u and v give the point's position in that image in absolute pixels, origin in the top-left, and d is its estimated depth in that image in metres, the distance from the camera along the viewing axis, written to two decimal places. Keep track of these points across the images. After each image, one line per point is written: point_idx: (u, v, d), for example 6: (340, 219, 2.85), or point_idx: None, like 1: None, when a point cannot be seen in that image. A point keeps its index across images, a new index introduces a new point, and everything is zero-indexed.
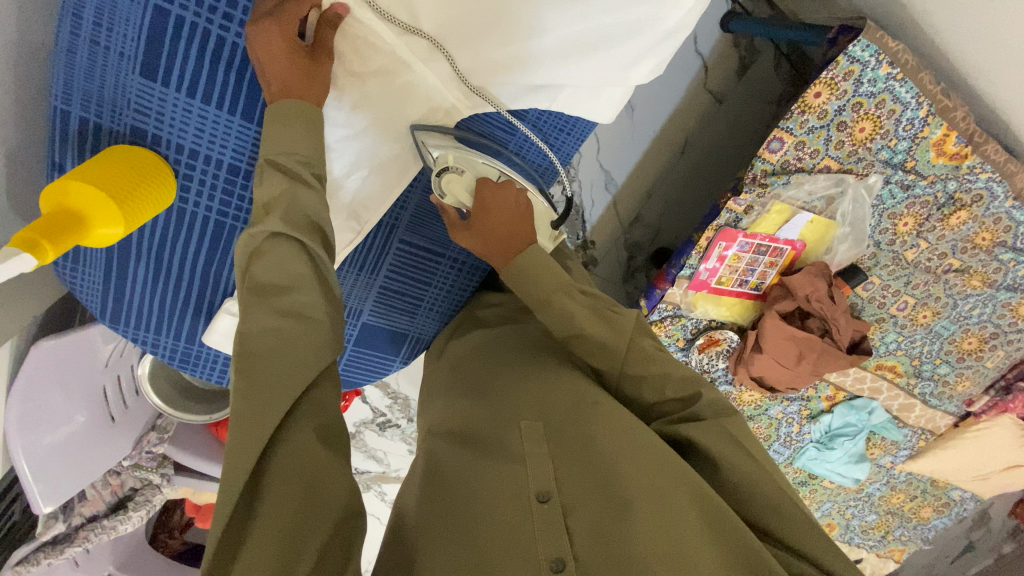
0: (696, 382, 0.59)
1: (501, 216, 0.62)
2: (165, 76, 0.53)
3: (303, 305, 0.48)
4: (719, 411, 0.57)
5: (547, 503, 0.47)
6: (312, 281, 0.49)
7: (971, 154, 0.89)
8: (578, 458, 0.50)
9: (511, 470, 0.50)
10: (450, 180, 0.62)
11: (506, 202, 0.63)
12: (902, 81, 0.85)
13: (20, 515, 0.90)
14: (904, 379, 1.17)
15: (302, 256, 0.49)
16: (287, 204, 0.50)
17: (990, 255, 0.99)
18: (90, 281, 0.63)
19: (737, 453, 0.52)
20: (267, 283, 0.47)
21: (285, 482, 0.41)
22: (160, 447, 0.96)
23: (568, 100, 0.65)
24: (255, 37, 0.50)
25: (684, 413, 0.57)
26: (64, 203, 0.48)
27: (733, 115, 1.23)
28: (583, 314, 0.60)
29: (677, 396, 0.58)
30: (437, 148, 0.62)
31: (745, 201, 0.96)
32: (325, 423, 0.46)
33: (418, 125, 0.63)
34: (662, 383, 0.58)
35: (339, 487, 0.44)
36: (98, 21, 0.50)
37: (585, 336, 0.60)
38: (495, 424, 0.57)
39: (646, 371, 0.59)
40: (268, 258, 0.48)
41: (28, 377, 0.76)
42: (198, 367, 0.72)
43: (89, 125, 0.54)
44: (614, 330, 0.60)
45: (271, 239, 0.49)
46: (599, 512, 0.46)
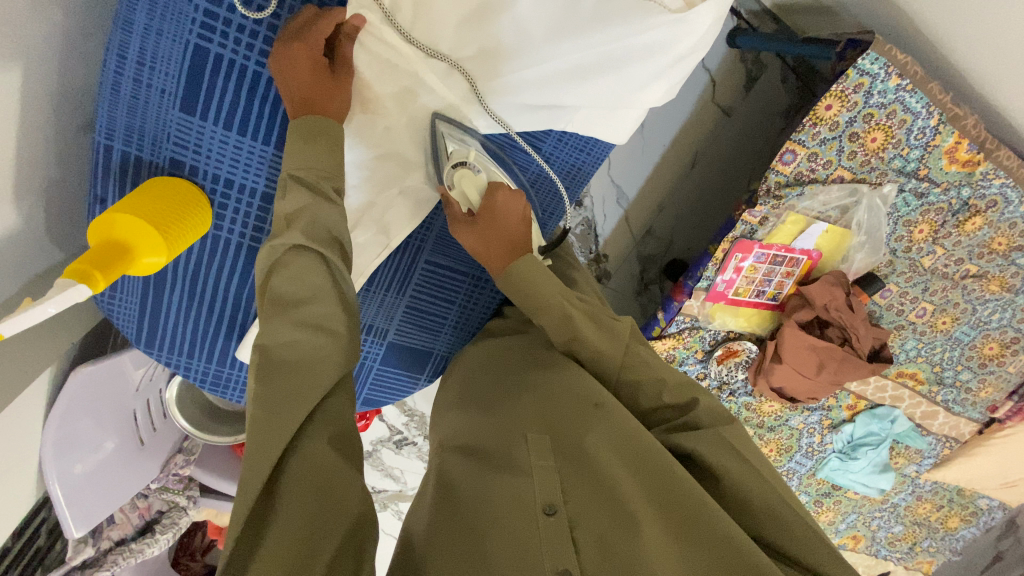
0: (691, 389, 0.61)
1: (505, 219, 0.61)
2: (203, 110, 0.56)
3: (320, 315, 0.50)
4: (715, 417, 0.59)
5: (554, 515, 0.48)
6: (330, 293, 0.51)
7: (983, 160, 0.90)
8: (584, 472, 0.52)
9: (518, 482, 0.51)
10: (462, 174, 0.63)
11: (512, 210, 0.61)
12: (912, 91, 0.86)
13: (46, 540, 0.88)
14: (926, 387, 1.16)
15: (321, 267, 0.51)
16: (311, 217, 0.52)
17: (1008, 260, 0.99)
18: (126, 309, 0.65)
19: (731, 456, 0.54)
20: (286, 294, 0.49)
21: (301, 485, 0.42)
22: (187, 468, 0.98)
23: (582, 123, 0.66)
24: (280, 56, 0.52)
25: (682, 420, 0.59)
26: (110, 235, 0.50)
27: (741, 128, 1.25)
28: (578, 317, 0.61)
29: (673, 403, 0.61)
30: (455, 144, 0.64)
31: (760, 213, 0.97)
32: (341, 430, 0.48)
33: (442, 114, 0.64)
34: (658, 389, 0.61)
35: (354, 492, 0.44)
36: (141, 60, 0.53)
37: (580, 339, 0.61)
38: (500, 435, 0.58)
39: (643, 374, 0.62)
40: (289, 270, 0.50)
41: (65, 405, 0.76)
42: (228, 389, 0.74)
43: (130, 158, 0.56)
44: (610, 335, 0.62)
45: (293, 251, 0.51)
46: (605, 525, 0.47)
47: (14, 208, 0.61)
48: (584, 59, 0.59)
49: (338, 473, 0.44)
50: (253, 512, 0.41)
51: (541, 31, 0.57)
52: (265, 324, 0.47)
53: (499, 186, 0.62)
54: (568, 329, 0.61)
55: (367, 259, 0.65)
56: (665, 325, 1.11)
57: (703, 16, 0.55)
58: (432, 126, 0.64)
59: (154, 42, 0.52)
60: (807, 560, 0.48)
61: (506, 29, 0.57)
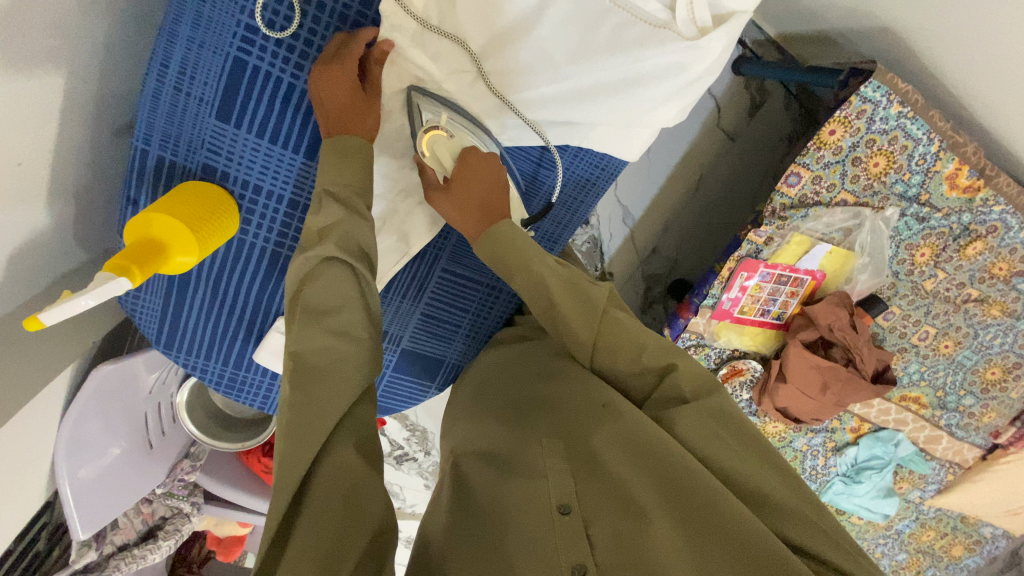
0: (670, 353, 0.59)
1: (479, 184, 0.59)
2: (238, 118, 0.58)
3: (351, 323, 0.52)
4: (697, 387, 0.58)
5: (569, 514, 0.49)
6: (358, 305, 0.53)
7: (983, 186, 0.93)
8: (594, 475, 0.53)
9: (532, 484, 0.52)
10: (435, 139, 0.60)
11: (485, 173, 0.59)
12: (912, 119, 0.90)
13: (45, 544, 0.87)
14: (929, 411, 1.17)
15: (352, 280, 0.53)
16: (343, 230, 0.54)
17: (1008, 285, 1.01)
18: (150, 308, 0.67)
19: (719, 439, 0.53)
20: (316, 303, 0.51)
21: (332, 484, 0.44)
22: (192, 474, 0.98)
23: (599, 139, 0.67)
24: (317, 85, 0.54)
25: (663, 387, 0.57)
26: (146, 233, 0.52)
27: (745, 153, 1.28)
28: (552, 281, 0.59)
29: (654, 365, 0.59)
30: (430, 111, 0.60)
31: (765, 233, 0.99)
32: (365, 435, 0.49)
33: (418, 86, 0.60)
34: (636, 353, 0.59)
35: (377, 499, 0.45)
36: (182, 71, 0.55)
37: (557, 308, 0.59)
38: (515, 439, 0.60)
39: (621, 342, 0.59)
40: (322, 281, 0.52)
41: (82, 405, 0.76)
42: (242, 392, 0.76)
43: (164, 162, 0.59)
44: (585, 298, 0.59)
45: (326, 263, 0.53)
46: (617, 521, 0.48)
47: (42, 207, 0.63)
48: (602, 78, 0.60)
49: (361, 479, 0.45)
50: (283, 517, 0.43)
51: (562, 53, 0.59)
52: (297, 331, 0.49)
53: (471, 151, 0.59)
54: (542, 295, 0.59)
55: (386, 265, 0.67)
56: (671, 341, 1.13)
57: (716, 42, 0.57)
58: (408, 99, 0.60)
59: (196, 54, 0.55)
60: (815, 550, 0.46)
61: (526, 51, 0.60)
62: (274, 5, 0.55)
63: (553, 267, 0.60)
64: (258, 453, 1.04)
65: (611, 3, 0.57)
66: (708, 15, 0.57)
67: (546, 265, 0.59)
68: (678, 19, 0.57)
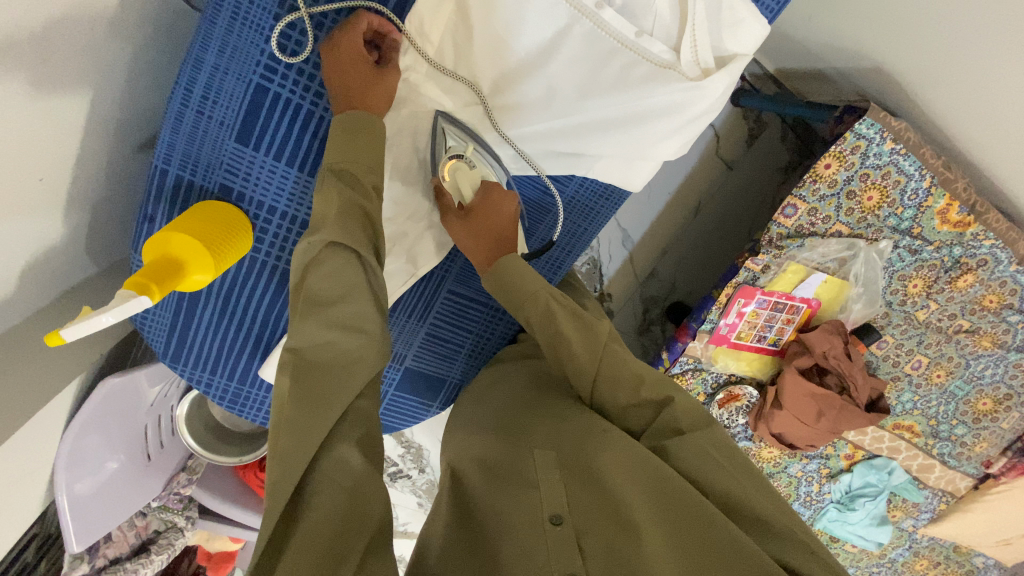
0: (667, 387, 0.61)
1: (496, 218, 0.63)
2: (256, 142, 0.60)
3: (352, 314, 0.51)
4: (692, 420, 0.58)
5: (560, 524, 0.51)
6: (360, 293, 0.52)
7: (973, 222, 0.95)
8: (586, 487, 0.54)
9: (526, 496, 0.55)
10: (457, 167, 0.63)
11: (503, 210, 0.63)
12: (905, 155, 0.93)
13: (33, 557, 0.85)
14: (922, 440, 1.18)
15: (355, 267, 0.52)
16: (345, 221, 0.52)
17: (999, 317, 1.03)
18: (158, 323, 0.68)
19: (713, 463, 0.54)
20: (321, 292, 0.50)
21: (327, 488, 0.44)
22: (188, 488, 0.99)
23: (603, 171, 0.69)
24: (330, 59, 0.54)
25: (659, 421, 0.59)
26: (165, 252, 0.54)
27: (743, 181, 1.31)
28: (561, 315, 0.61)
29: (651, 399, 0.60)
30: (455, 140, 0.63)
31: (762, 261, 1.01)
32: (370, 431, 0.50)
33: (446, 113, 0.63)
34: (635, 385, 0.60)
35: (377, 501, 0.46)
36: (205, 95, 0.57)
37: (563, 335, 0.60)
38: (508, 451, 0.61)
39: (620, 373, 0.61)
40: (325, 269, 0.51)
41: (85, 418, 0.76)
42: (246, 408, 0.76)
43: (183, 182, 0.60)
44: (587, 330, 0.62)
45: (328, 249, 0.52)
46: (607, 534, 0.50)
47: (56, 221, 0.64)
48: (607, 115, 0.61)
49: (363, 477, 0.46)
50: (282, 518, 0.43)
51: (571, 90, 0.60)
52: (298, 321, 0.49)
53: (492, 186, 0.63)
54: (550, 326, 0.61)
55: (394, 286, 0.69)
56: (669, 364, 1.14)
57: (719, 83, 0.59)
58: (436, 124, 0.63)
59: (220, 79, 0.57)
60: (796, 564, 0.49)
61: (532, 87, 0.61)
62: (298, 37, 0.57)
63: (560, 299, 0.63)
64: (255, 468, 1.06)
65: (617, 43, 0.58)
66: (711, 58, 0.58)
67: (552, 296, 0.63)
68: (683, 60, 0.58)
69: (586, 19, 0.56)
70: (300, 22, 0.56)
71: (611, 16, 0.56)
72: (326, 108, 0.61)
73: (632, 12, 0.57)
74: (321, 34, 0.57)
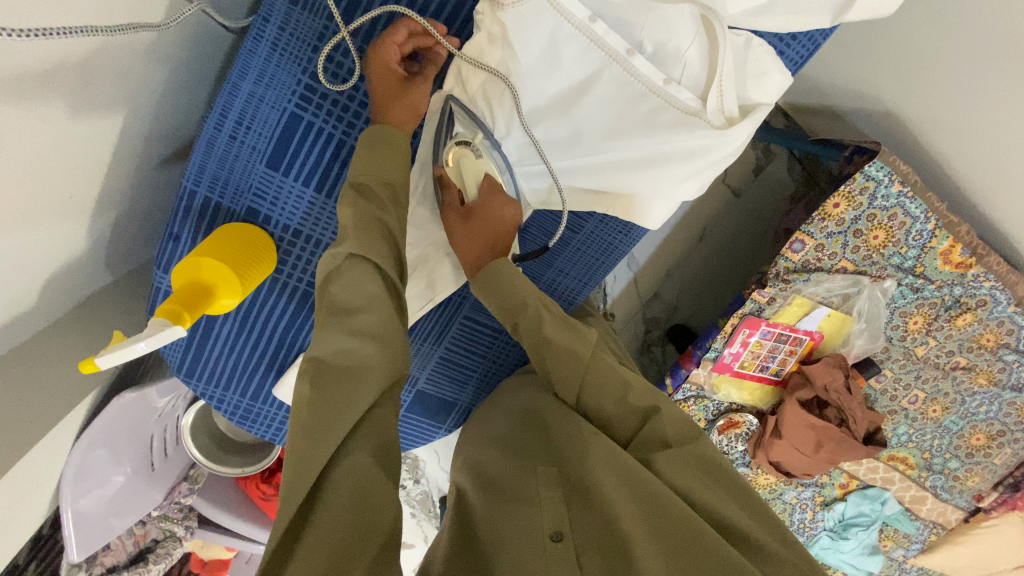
0: (653, 396, 0.62)
1: (494, 225, 0.61)
2: (287, 168, 0.61)
3: (373, 323, 0.50)
4: (679, 432, 0.59)
5: (561, 541, 0.52)
6: (383, 302, 0.51)
7: (974, 264, 0.96)
8: (584, 504, 0.55)
9: (526, 513, 0.55)
10: (462, 154, 0.61)
11: (503, 216, 0.62)
12: (912, 199, 0.94)
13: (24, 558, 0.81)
14: (916, 472, 1.20)
15: (374, 276, 0.52)
16: (361, 234, 0.52)
17: (995, 355, 1.03)
18: (175, 340, 0.68)
19: (699, 478, 0.55)
20: (342, 301, 0.50)
21: (341, 496, 0.42)
22: (189, 497, 0.99)
23: (624, 210, 0.67)
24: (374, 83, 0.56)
25: (652, 433, 0.59)
26: (194, 276, 0.54)
27: (750, 209, 1.34)
28: (552, 317, 0.61)
29: (637, 406, 0.61)
30: (463, 126, 0.61)
31: (768, 293, 1.02)
32: (381, 444, 0.48)
33: (458, 98, 0.60)
34: (623, 392, 0.61)
35: (388, 511, 0.44)
36: (238, 121, 0.58)
37: (553, 343, 0.60)
38: (512, 468, 0.62)
39: (608, 380, 0.62)
40: (346, 279, 0.51)
41: (98, 430, 0.76)
42: (256, 423, 0.77)
43: (211, 203, 0.61)
44: (579, 338, 0.61)
45: (350, 261, 0.52)
46: (604, 551, 0.50)
47: (80, 235, 0.64)
48: (629, 156, 0.62)
49: (369, 480, 0.44)
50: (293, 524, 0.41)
51: (596, 130, 0.61)
52: (322, 330, 0.49)
53: (495, 190, 0.61)
54: (536, 333, 0.61)
55: (411, 310, 0.70)
56: (672, 390, 1.16)
57: (742, 132, 0.59)
58: (445, 108, 0.60)
59: (255, 107, 0.57)
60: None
61: (559, 127, 0.62)
62: (335, 65, 0.58)
63: (550, 307, 0.62)
64: (257, 480, 1.05)
65: (646, 88, 0.58)
66: (736, 107, 0.59)
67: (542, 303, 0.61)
68: (709, 109, 0.59)
69: (616, 64, 0.57)
70: (339, 55, 0.57)
71: (641, 62, 0.57)
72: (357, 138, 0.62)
73: (661, 59, 0.58)
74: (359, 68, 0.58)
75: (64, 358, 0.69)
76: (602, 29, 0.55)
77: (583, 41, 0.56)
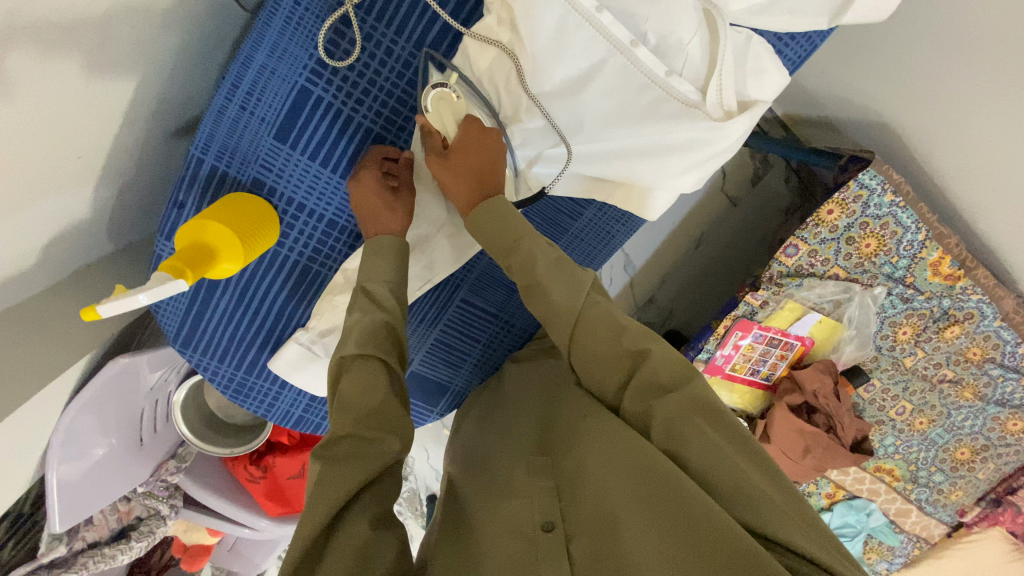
0: (646, 337, 0.57)
1: (477, 158, 0.59)
2: (294, 141, 0.62)
3: (382, 418, 0.50)
4: (675, 375, 0.55)
5: (552, 531, 0.50)
6: (393, 404, 0.51)
7: (963, 276, 0.97)
8: (577, 489, 0.53)
9: (515, 503, 0.54)
10: (441, 96, 0.60)
11: (490, 144, 0.60)
12: (904, 208, 0.96)
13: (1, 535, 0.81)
14: (902, 484, 1.21)
15: (385, 376, 0.52)
16: (365, 328, 0.54)
17: (981, 369, 1.05)
18: (174, 307, 0.68)
19: (697, 429, 0.52)
20: (350, 401, 0.50)
21: (343, 552, 0.42)
22: (175, 476, 0.97)
23: (623, 197, 0.69)
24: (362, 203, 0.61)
25: (644, 381, 0.55)
26: (198, 238, 0.55)
27: (746, 217, 1.35)
28: (543, 260, 0.59)
29: (632, 348, 0.56)
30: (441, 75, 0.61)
31: (761, 296, 1.04)
32: (386, 510, 0.47)
33: (434, 54, 0.61)
34: (614, 337, 0.56)
35: (388, 557, 0.44)
36: (249, 92, 0.59)
37: (543, 287, 0.58)
38: (505, 458, 0.61)
39: (599, 322, 0.57)
40: (354, 378, 0.51)
41: (91, 394, 0.76)
42: (249, 398, 0.77)
43: (217, 172, 0.62)
44: (571, 282, 0.59)
45: (357, 358, 0.53)
46: (596, 537, 0.48)
47: (87, 199, 0.65)
48: (630, 145, 0.64)
49: (374, 541, 0.44)
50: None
51: (599, 118, 0.63)
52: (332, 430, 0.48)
53: (478, 121, 0.59)
54: (529, 275, 0.59)
55: (409, 290, 0.71)
56: None
57: (739, 126, 0.61)
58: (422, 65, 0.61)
59: (266, 78, 0.58)
60: (784, 539, 0.46)
61: (562, 114, 0.63)
62: (347, 42, 0.59)
63: (546, 248, 0.60)
64: (245, 461, 1.04)
65: (648, 79, 0.60)
66: (735, 101, 0.61)
67: (537, 246, 0.60)
68: (708, 101, 0.61)
69: (620, 54, 0.59)
70: (351, 32, 0.59)
71: (645, 53, 0.59)
72: (365, 116, 0.63)
73: (664, 52, 0.60)
74: (369, 45, 0.60)
75: (61, 321, 0.69)
76: (608, 20, 0.57)
77: (589, 30, 0.57)
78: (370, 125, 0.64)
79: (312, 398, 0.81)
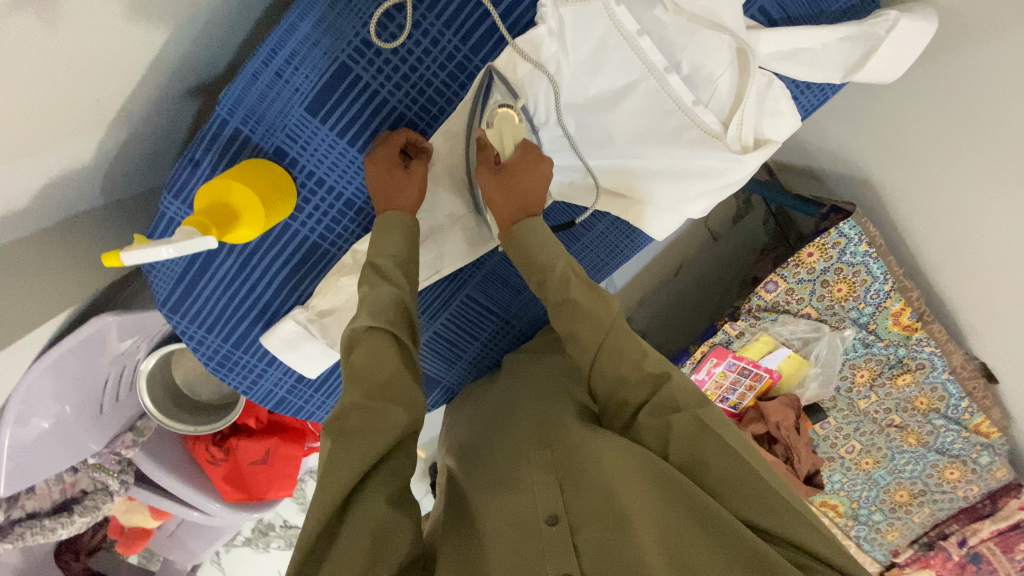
0: (665, 364, 0.58)
1: (527, 182, 0.61)
2: (324, 116, 0.61)
3: (387, 386, 0.49)
4: (690, 398, 0.55)
5: (556, 524, 0.50)
6: (403, 379, 0.50)
7: (919, 328, 1.05)
8: (580, 484, 0.52)
9: (517, 497, 0.53)
10: (504, 116, 0.62)
11: (540, 174, 0.61)
12: (875, 259, 1.03)
13: None
14: (843, 519, 1.29)
15: (395, 350, 0.52)
16: (376, 302, 0.53)
17: (926, 418, 1.13)
18: (168, 272, 0.66)
19: (711, 438, 0.52)
20: (360, 370, 0.50)
21: (357, 531, 0.42)
22: (130, 450, 0.91)
23: (635, 215, 0.71)
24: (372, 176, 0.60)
25: (659, 400, 0.55)
26: (223, 198, 0.55)
27: (724, 253, 1.42)
28: (577, 281, 0.59)
29: (651, 372, 0.56)
30: (502, 93, 0.62)
31: (739, 327, 1.09)
32: (399, 488, 0.46)
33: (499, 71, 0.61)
34: (636, 361, 0.57)
35: (401, 544, 0.43)
36: (287, 61, 0.58)
37: (575, 304, 0.58)
38: (504, 450, 0.61)
39: (625, 346, 0.57)
40: (366, 349, 0.51)
41: (61, 354, 0.73)
42: (231, 372, 0.74)
43: (239, 136, 0.60)
44: (601, 302, 0.59)
45: (369, 331, 0.52)
46: (604, 537, 0.48)
47: (99, 146, 0.62)
48: (651, 164, 0.67)
49: (391, 522, 0.43)
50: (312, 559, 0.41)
51: (625, 135, 0.66)
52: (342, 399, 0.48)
53: (533, 147, 0.61)
54: (561, 292, 0.59)
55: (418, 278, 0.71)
56: None
57: (753, 161, 0.65)
58: (486, 78, 0.62)
59: (307, 50, 0.58)
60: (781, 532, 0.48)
61: (591, 126, 0.67)
62: (394, 27, 0.59)
63: (576, 267, 0.61)
64: (207, 441, 1.00)
65: (675, 106, 0.64)
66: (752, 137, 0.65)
67: (568, 266, 0.61)
68: (729, 135, 0.65)
69: (654, 78, 0.62)
70: (401, 17, 0.59)
71: (676, 81, 0.62)
72: (399, 100, 0.63)
73: (694, 82, 0.64)
74: (416, 33, 0.60)
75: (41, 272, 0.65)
76: (646, 44, 0.60)
77: (628, 52, 0.61)
78: (404, 110, 0.64)
79: (298, 378, 0.79)
